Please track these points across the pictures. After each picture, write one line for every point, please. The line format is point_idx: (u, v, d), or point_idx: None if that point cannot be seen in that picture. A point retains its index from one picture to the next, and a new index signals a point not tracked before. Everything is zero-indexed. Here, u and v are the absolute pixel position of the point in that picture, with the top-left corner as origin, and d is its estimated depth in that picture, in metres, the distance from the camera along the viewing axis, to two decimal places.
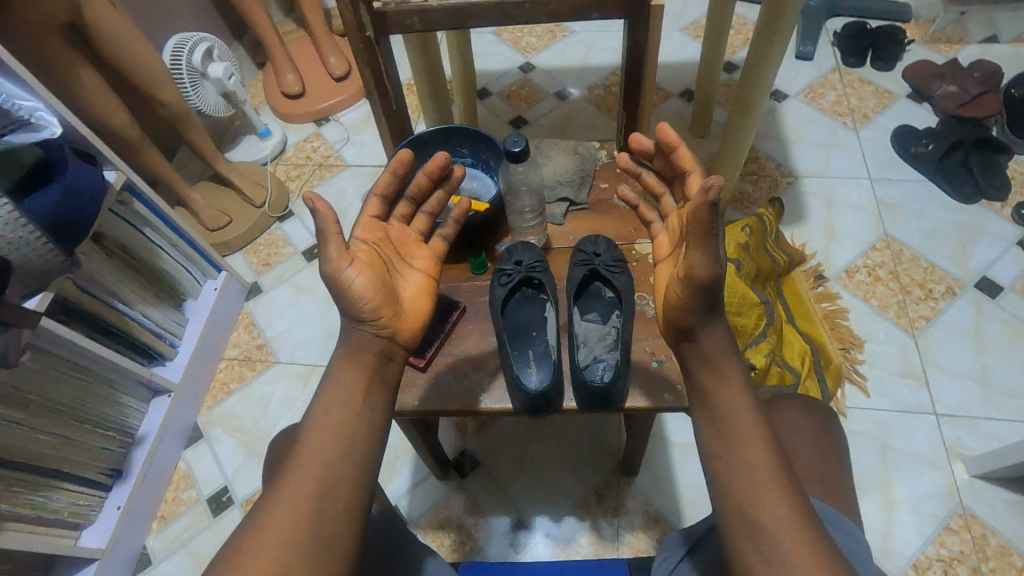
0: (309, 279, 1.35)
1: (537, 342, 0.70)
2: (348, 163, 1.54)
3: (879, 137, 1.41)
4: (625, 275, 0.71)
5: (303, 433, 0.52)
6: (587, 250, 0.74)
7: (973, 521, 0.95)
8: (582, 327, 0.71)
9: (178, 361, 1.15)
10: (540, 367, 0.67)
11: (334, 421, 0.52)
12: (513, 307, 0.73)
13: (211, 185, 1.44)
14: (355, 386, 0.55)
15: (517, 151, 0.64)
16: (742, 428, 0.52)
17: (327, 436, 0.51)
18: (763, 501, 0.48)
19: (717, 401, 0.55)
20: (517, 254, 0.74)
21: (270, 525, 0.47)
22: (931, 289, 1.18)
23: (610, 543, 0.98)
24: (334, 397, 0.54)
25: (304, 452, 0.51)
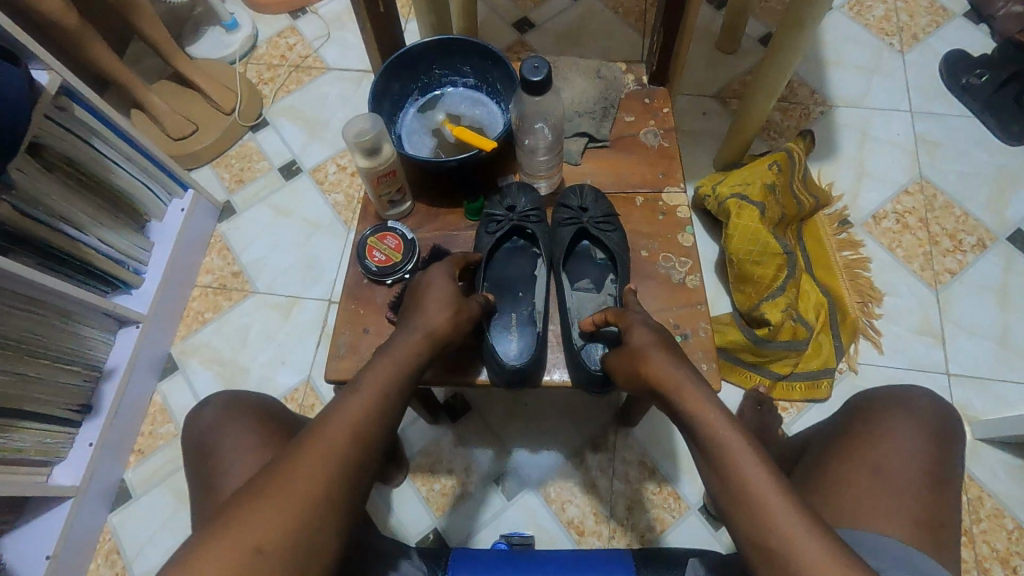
0: (287, 200, 1.22)
1: (522, 304, 0.61)
2: (329, 65, 1.35)
3: (927, 63, 1.25)
4: (618, 233, 0.61)
5: (320, 417, 0.48)
6: (571, 205, 0.63)
7: (971, 483, 0.94)
8: (573, 299, 0.61)
9: (144, 290, 1.05)
10: (523, 334, 0.59)
11: (307, 478, 0.44)
12: (498, 261, 0.63)
13: (171, 86, 1.26)
14: (342, 437, 0.46)
15: (536, 80, 0.51)
16: (729, 445, 0.45)
17: (296, 499, 0.43)
18: (780, 527, 0.40)
19: (690, 420, 0.47)
20: (510, 198, 0.64)
21: (258, 513, 0.42)
22: (961, 240, 1.10)
23: (602, 492, 0.96)
24: (315, 449, 0.45)
25: (275, 493, 0.43)
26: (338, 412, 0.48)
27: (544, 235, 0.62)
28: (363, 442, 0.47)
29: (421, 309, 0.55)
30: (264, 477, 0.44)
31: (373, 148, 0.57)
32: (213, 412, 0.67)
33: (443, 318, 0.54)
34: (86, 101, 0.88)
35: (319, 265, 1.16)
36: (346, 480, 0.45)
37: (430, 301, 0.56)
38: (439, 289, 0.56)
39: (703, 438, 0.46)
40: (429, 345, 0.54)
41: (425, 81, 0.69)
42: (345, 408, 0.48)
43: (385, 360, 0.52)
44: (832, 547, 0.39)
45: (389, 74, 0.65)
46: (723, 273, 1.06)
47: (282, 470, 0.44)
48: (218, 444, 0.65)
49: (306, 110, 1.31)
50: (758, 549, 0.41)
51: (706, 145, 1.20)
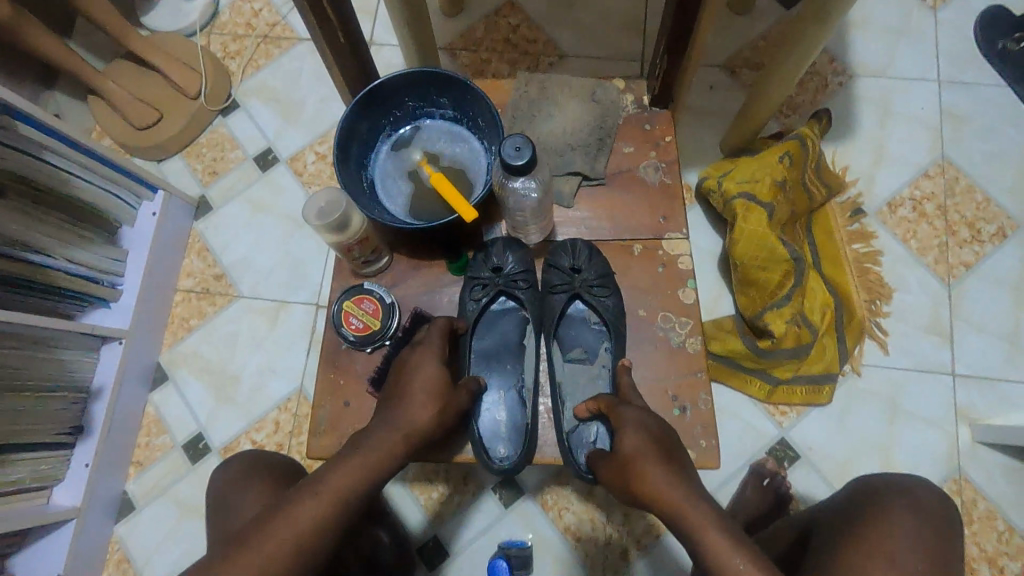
0: (266, 194, 1.15)
1: (510, 376, 0.58)
2: (300, 35, 1.23)
3: (961, 21, 1.13)
4: (613, 298, 0.58)
5: (272, 516, 0.47)
6: (562, 266, 0.59)
7: (967, 486, 0.94)
8: (564, 371, 0.58)
9: (123, 303, 1.01)
10: (511, 411, 0.57)
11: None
12: (485, 326, 0.60)
13: (127, 67, 1.15)
14: (277, 556, 0.45)
15: (519, 166, 0.45)
16: (737, 574, 0.42)
17: None
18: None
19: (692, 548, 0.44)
20: (496, 257, 0.59)
21: None
22: (979, 229, 1.04)
23: (599, 499, 0.97)
24: (245, 565, 0.44)
25: None
26: (282, 524, 0.46)
27: (534, 301, 0.58)
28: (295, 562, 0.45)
29: (405, 401, 0.52)
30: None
31: (341, 224, 0.53)
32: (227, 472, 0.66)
33: (428, 416, 0.51)
34: (28, 116, 0.80)
35: (305, 266, 1.11)
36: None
37: (418, 391, 0.53)
38: (430, 376, 0.53)
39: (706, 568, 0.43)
40: (399, 447, 0.50)
41: (398, 115, 0.61)
42: (288, 520, 0.46)
43: (345, 465, 0.49)
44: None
45: (356, 116, 0.57)
46: (727, 272, 1.02)
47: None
48: (227, 491, 0.64)
49: (279, 89, 1.21)
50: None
51: (713, 125, 1.11)
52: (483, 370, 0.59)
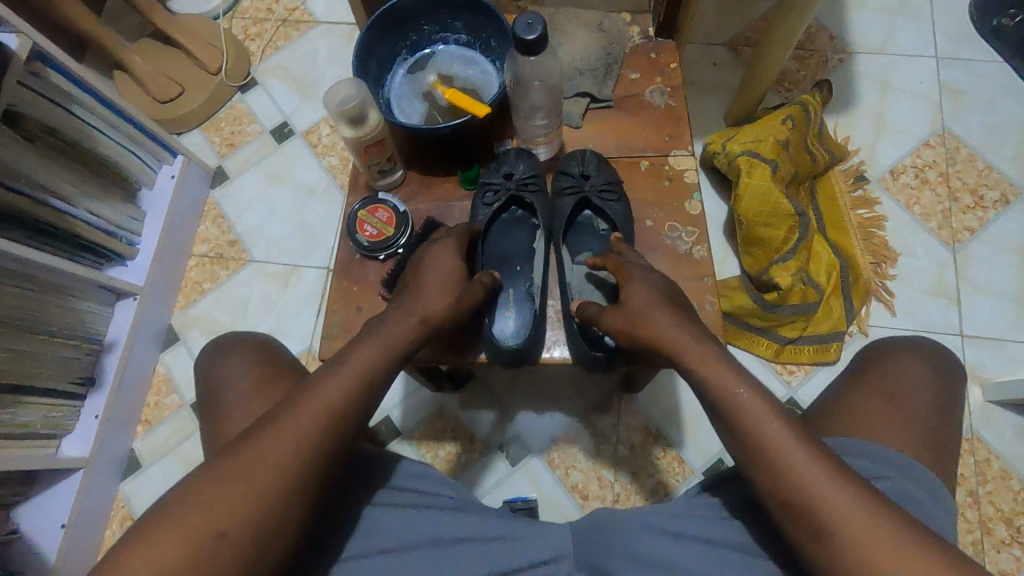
0: (280, 165, 1.19)
1: (519, 279, 0.61)
2: (318, 19, 1.28)
3: (956, 3, 1.17)
4: (621, 202, 0.60)
5: (298, 396, 0.48)
6: (572, 172, 0.62)
7: (980, 446, 0.93)
8: (573, 272, 0.61)
9: (139, 261, 1.04)
10: (520, 310, 0.60)
11: (265, 466, 0.44)
12: (496, 233, 0.63)
13: (152, 45, 1.20)
14: (307, 427, 0.46)
15: (529, 40, 0.49)
16: (755, 415, 0.45)
17: (264, 476, 0.44)
18: (809, 486, 0.42)
19: (707, 391, 0.48)
20: (508, 165, 0.62)
21: (224, 483, 0.43)
22: (982, 195, 1.05)
23: (607, 457, 0.97)
24: (278, 435, 0.45)
25: (246, 467, 0.44)
26: (308, 402, 0.47)
27: (544, 206, 0.61)
28: (326, 433, 0.46)
29: (420, 292, 0.54)
30: (224, 457, 0.45)
31: (358, 117, 0.56)
32: (208, 350, 0.67)
33: (443, 306, 0.54)
34: (61, 66, 0.84)
35: (318, 232, 1.14)
36: (302, 472, 0.45)
37: (434, 284, 0.55)
38: (448, 272, 0.56)
39: (723, 407, 0.47)
40: (417, 330, 0.53)
41: (415, 39, 0.64)
42: (313, 400, 0.47)
43: (367, 347, 0.51)
44: (865, 503, 0.41)
45: (375, 33, 0.60)
46: (731, 234, 1.03)
47: (242, 453, 0.45)
48: (214, 378, 0.64)
49: (296, 68, 1.25)
50: (785, 506, 0.43)
51: (716, 99, 1.14)
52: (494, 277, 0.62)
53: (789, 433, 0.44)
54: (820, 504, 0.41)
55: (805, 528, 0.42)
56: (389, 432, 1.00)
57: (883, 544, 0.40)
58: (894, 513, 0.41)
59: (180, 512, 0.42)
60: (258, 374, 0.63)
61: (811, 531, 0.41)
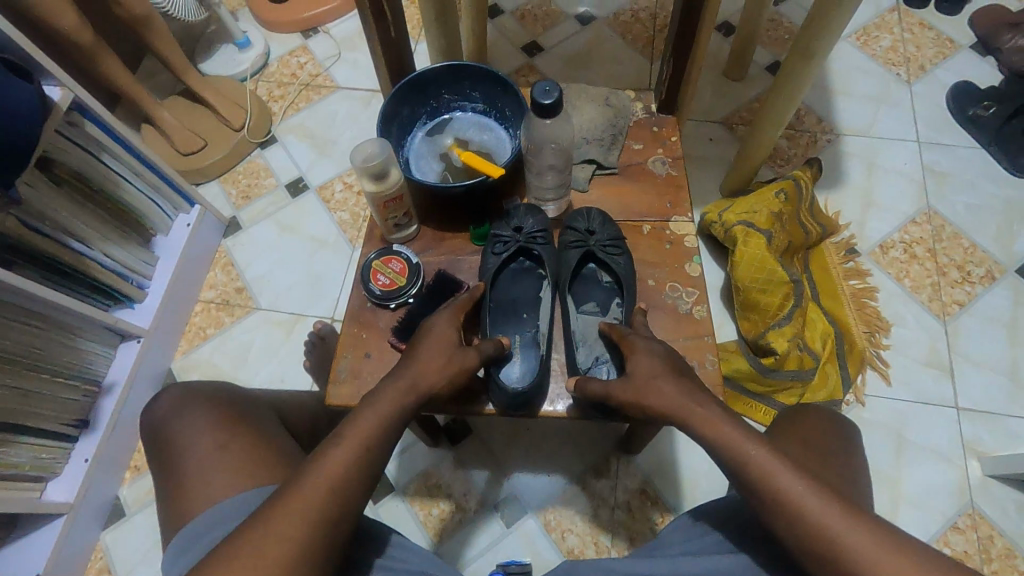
0: (293, 217, 1.23)
1: (526, 326, 0.63)
2: (339, 85, 1.37)
3: (933, 93, 1.26)
4: (625, 257, 0.64)
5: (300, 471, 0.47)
6: (579, 228, 0.65)
7: (982, 521, 0.92)
8: (578, 322, 0.63)
9: (147, 304, 1.05)
10: (526, 357, 0.61)
11: (270, 556, 0.43)
12: (504, 282, 0.65)
13: (181, 101, 1.27)
14: (308, 507, 0.45)
15: (545, 103, 0.55)
16: (759, 460, 0.48)
17: (271, 556, 0.43)
18: (826, 523, 0.44)
19: (713, 439, 0.50)
20: (518, 219, 0.65)
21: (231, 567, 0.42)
22: (969, 271, 1.09)
23: (604, 521, 0.95)
24: (288, 508, 0.45)
25: (252, 549, 0.43)
26: (308, 477, 0.46)
27: (552, 257, 0.64)
28: (331, 511, 0.46)
29: (414, 361, 0.55)
30: (227, 551, 0.44)
31: (380, 173, 0.58)
32: (171, 400, 0.65)
33: (437, 377, 0.54)
34: (97, 117, 0.89)
35: (324, 283, 1.16)
36: (309, 555, 0.44)
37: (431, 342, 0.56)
38: (447, 333, 0.57)
39: (735, 455, 0.49)
40: (411, 398, 0.53)
41: (434, 105, 0.69)
42: (314, 473, 0.47)
43: (361, 420, 0.50)
44: (878, 536, 0.43)
45: (399, 98, 0.65)
46: (728, 300, 1.06)
47: (245, 545, 0.43)
48: (180, 432, 0.62)
49: (316, 127, 1.32)
50: (806, 553, 0.44)
51: (712, 171, 1.20)
52: (500, 324, 0.63)
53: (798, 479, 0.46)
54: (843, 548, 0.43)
55: (820, 563, 0.44)
56: (383, 487, 0.99)
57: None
58: (914, 545, 0.42)
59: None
60: (228, 431, 0.62)
61: (826, 565, 0.43)
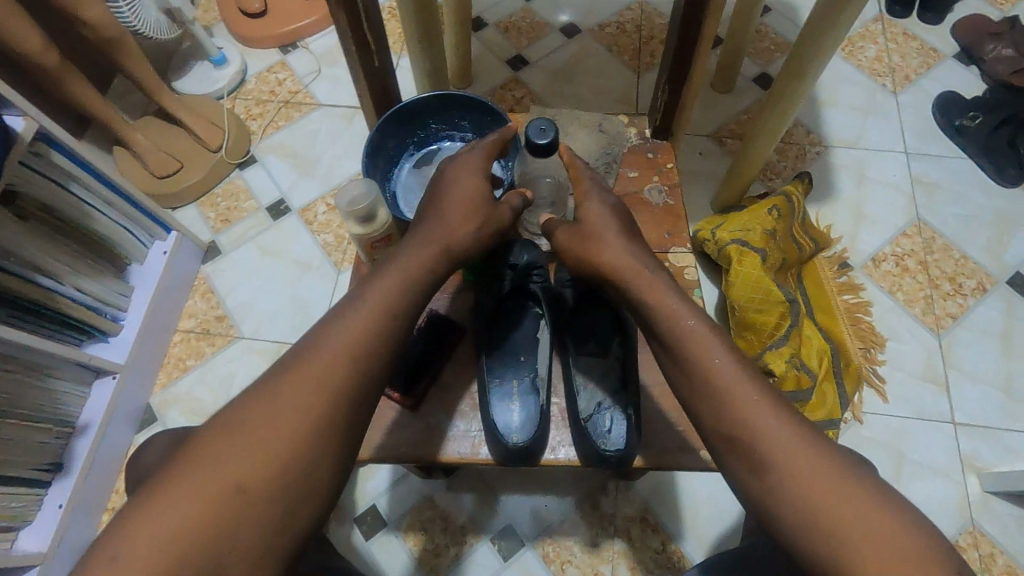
0: (274, 241, 1.19)
1: (524, 369, 0.62)
2: (320, 102, 1.33)
3: (919, 103, 1.26)
4: None
5: (302, 354, 0.49)
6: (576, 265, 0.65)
7: (983, 539, 0.91)
8: (578, 364, 0.61)
9: (123, 338, 1.01)
10: (524, 403, 0.60)
11: (250, 448, 0.45)
12: (500, 322, 0.63)
13: (154, 122, 1.23)
14: (303, 396, 0.47)
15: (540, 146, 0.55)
16: (756, 414, 0.47)
17: (269, 434, 0.45)
18: (765, 438, 0.46)
19: (712, 394, 0.49)
20: (513, 256, 0.65)
21: (226, 442, 0.45)
22: (961, 283, 1.09)
23: (604, 551, 0.93)
24: (287, 390, 0.47)
25: (250, 424, 0.46)
26: (309, 364, 0.48)
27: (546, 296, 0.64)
28: (312, 418, 0.47)
29: (445, 215, 0.58)
30: (208, 439, 0.45)
31: (367, 215, 0.56)
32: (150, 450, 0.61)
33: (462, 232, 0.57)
34: (64, 146, 0.84)
35: (309, 309, 1.12)
36: (290, 457, 0.45)
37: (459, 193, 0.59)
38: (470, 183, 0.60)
39: (687, 360, 0.51)
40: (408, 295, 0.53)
41: (422, 135, 0.67)
42: (314, 359, 0.48)
43: (350, 323, 0.50)
44: (867, 500, 0.43)
45: (385, 130, 0.63)
46: (724, 319, 1.04)
47: (226, 436, 0.45)
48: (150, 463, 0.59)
49: (296, 146, 1.28)
50: (797, 511, 0.44)
51: (703, 186, 1.19)
52: (497, 368, 0.62)
53: (798, 444, 0.46)
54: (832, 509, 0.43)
55: (747, 466, 0.47)
56: (375, 523, 0.95)
57: (829, 492, 0.43)
58: (850, 469, 0.45)
59: (167, 501, 0.42)
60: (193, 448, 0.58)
61: (752, 468, 0.46)
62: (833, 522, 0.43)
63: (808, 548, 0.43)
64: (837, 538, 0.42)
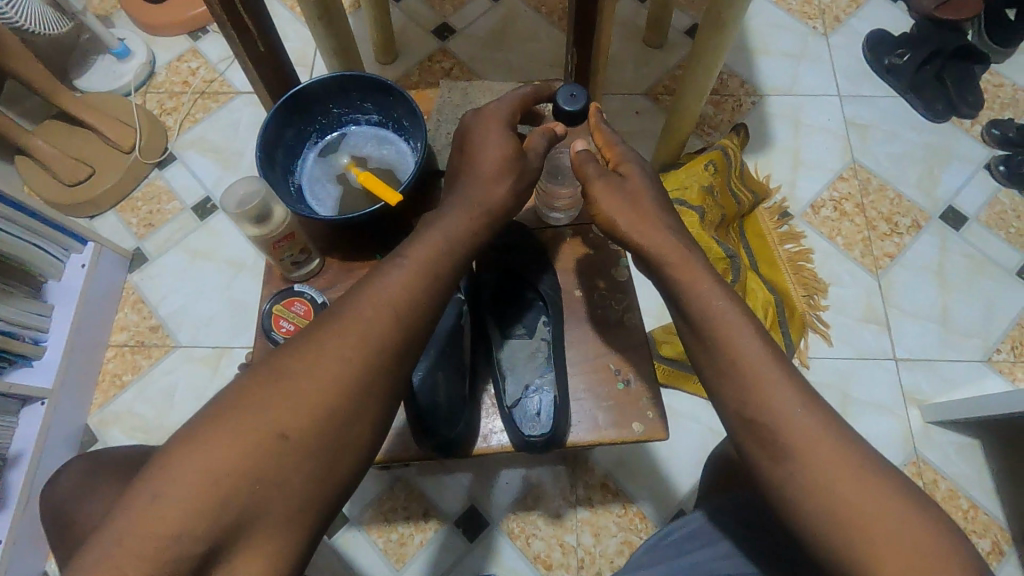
0: (204, 242, 1.13)
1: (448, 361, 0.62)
2: (238, 90, 1.25)
3: (849, 44, 1.25)
4: (545, 272, 0.65)
5: (350, 310, 0.44)
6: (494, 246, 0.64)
7: (926, 467, 0.95)
8: (504, 347, 0.64)
9: (47, 360, 0.95)
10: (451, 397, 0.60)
11: (292, 406, 0.39)
12: None
13: (57, 125, 1.14)
14: (351, 359, 0.42)
15: (573, 110, 0.55)
16: (777, 396, 0.44)
17: (315, 399, 0.40)
18: (788, 420, 0.43)
19: (727, 377, 0.46)
20: None
21: (270, 398, 0.39)
22: (897, 222, 1.11)
23: (567, 520, 0.94)
24: (337, 349, 0.42)
25: (295, 385, 0.40)
26: (360, 324, 0.43)
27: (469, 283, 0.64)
28: (357, 381, 0.42)
29: (477, 177, 0.52)
30: (249, 383, 0.40)
31: (262, 214, 0.55)
32: (74, 477, 0.58)
33: (498, 190, 0.52)
34: None
35: (248, 309, 1.08)
36: (333, 424, 0.40)
37: (487, 152, 0.53)
38: (496, 139, 0.54)
39: (716, 338, 0.47)
40: (449, 251, 0.48)
41: (324, 122, 0.63)
42: (363, 320, 0.43)
43: (394, 280, 0.45)
44: (885, 490, 0.41)
45: (280, 121, 0.59)
46: None
47: (261, 393, 0.39)
48: (86, 501, 0.55)
49: (218, 139, 1.21)
50: (815, 501, 0.42)
51: (641, 146, 1.17)
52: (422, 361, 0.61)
53: (821, 430, 0.43)
54: (849, 502, 0.41)
55: (766, 449, 0.44)
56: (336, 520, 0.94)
57: (843, 477, 0.41)
58: (863, 451, 0.43)
59: (191, 461, 0.36)
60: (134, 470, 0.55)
61: (768, 448, 0.44)
62: (843, 504, 0.41)
63: (818, 530, 0.41)
64: (852, 528, 0.40)
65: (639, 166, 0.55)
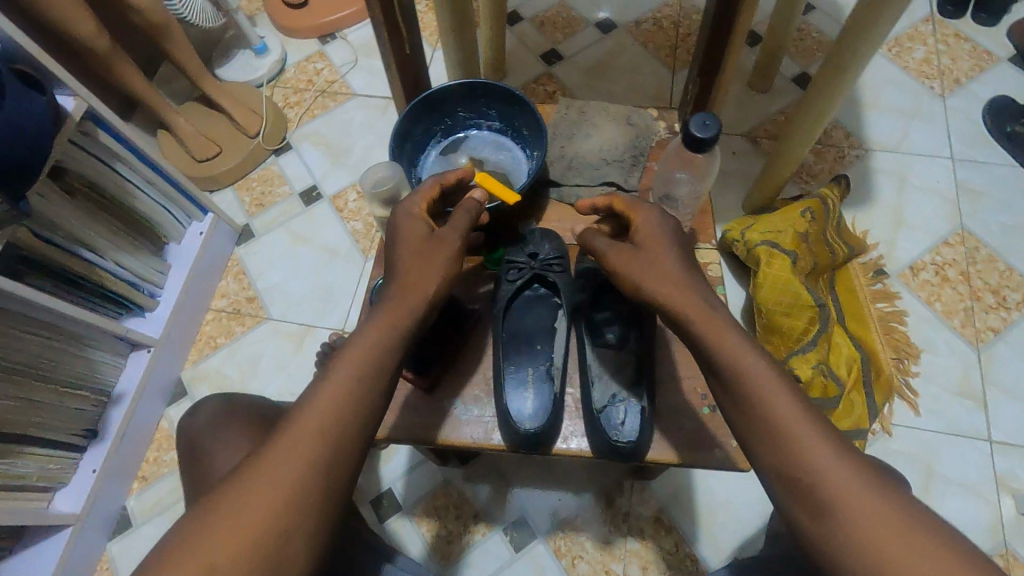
0: (306, 226, 1.21)
1: (539, 358, 0.65)
2: (355, 92, 1.35)
3: (968, 107, 1.21)
4: None
5: (308, 393, 0.48)
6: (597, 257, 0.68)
7: (1015, 563, 0.87)
8: (594, 354, 0.65)
9: (158, 313, 1.04)
10: (539, 391, 0.63)
11: (264, 494, 0.43)
12: (517, 311, 0.67)
13: (196, 107, 1.27)
14: (313, 438, 0.45)
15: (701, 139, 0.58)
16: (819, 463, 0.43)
17: (282, 483, 0.43)
18: (844, 498, 0.41)
19: (767, 440, 0.45)
20: (533, 245, 0.69)
21: (244, 492, 0.43)
22: (1005, 296, 1.05)
23: (616, 548, 0.92)
24: (300, 436, 0.45)
25: (265, 474, 0.44)
26: (317, 408, 0.46)
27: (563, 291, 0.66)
28: (318, 462, 0.45)
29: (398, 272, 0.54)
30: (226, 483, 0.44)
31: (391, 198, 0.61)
32: (208, 415, 0.65)
33: (433, 274, 0.54)
34: (109, 125, 0.87)
35: (336, 295, 1.15)
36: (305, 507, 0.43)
37: (408, 240, 0.55)
38: (415, 224, 0.56)
39: (757, 408, 0.46)
40: (396, 338, 0.51)
41: (449, 123, 0.69)
42: (320, 403, 0.46)
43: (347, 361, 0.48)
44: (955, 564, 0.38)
45: (414, 117, 0.65)
46: (750, 320, 1.02)
47: (237, 492, 0.43)
48: (211, 450, 0.62)
49: (331, 134, 1.31)
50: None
51: (734, 186, 1.16)
52: (514, 354, 0.66)
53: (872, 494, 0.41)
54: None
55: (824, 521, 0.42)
56: (390, 506, 0.97)
57: (904, 550, 0.39)
58: (921, 516, 0.40)
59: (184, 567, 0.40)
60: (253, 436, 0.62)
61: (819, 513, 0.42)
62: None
63: None
64: None
65: (657, 222, 0.57)
